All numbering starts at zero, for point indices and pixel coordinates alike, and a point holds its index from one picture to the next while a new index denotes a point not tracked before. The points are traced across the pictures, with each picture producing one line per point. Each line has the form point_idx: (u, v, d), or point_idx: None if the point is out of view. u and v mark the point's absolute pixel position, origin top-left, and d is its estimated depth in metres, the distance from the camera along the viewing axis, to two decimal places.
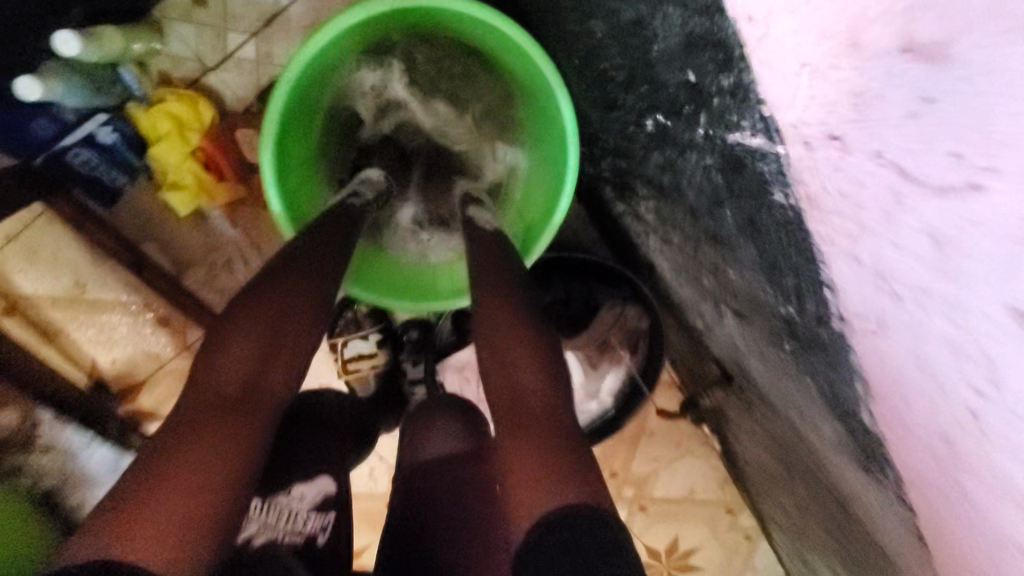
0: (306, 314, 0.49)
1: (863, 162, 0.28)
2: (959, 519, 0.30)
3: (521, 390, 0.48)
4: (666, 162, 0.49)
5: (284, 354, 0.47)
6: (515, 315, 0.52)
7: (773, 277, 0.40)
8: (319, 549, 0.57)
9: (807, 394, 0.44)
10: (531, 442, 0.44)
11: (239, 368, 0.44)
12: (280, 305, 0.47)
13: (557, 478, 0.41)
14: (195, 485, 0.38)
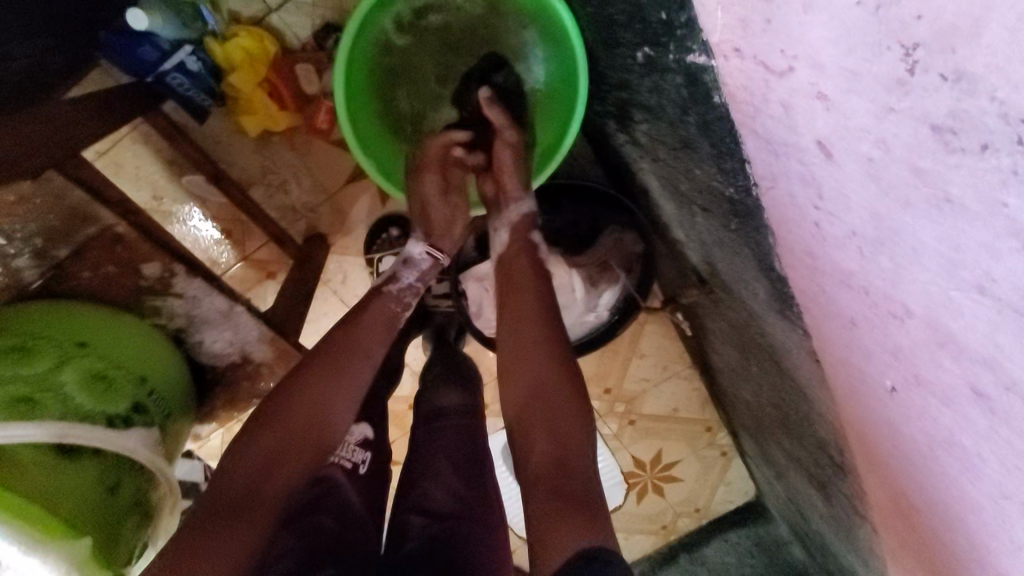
0: (343, 394, 0.54)
1: (742, 61, 0.32)
2: (851, 353, 0.40)
3: (554, 403, 0.54)
4: (652, 86, 0.49)
5: (319, 433, 0.52)
6: (544, 326, 0.58)
7: (719, 163, 0.44)
8: (359, 477, 0.66)
9: (746, 260, 0.52)
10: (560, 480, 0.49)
11: (279, 462, 0.49)
12: (322, 392, 0.53)
13: (575, 520, 0.46)
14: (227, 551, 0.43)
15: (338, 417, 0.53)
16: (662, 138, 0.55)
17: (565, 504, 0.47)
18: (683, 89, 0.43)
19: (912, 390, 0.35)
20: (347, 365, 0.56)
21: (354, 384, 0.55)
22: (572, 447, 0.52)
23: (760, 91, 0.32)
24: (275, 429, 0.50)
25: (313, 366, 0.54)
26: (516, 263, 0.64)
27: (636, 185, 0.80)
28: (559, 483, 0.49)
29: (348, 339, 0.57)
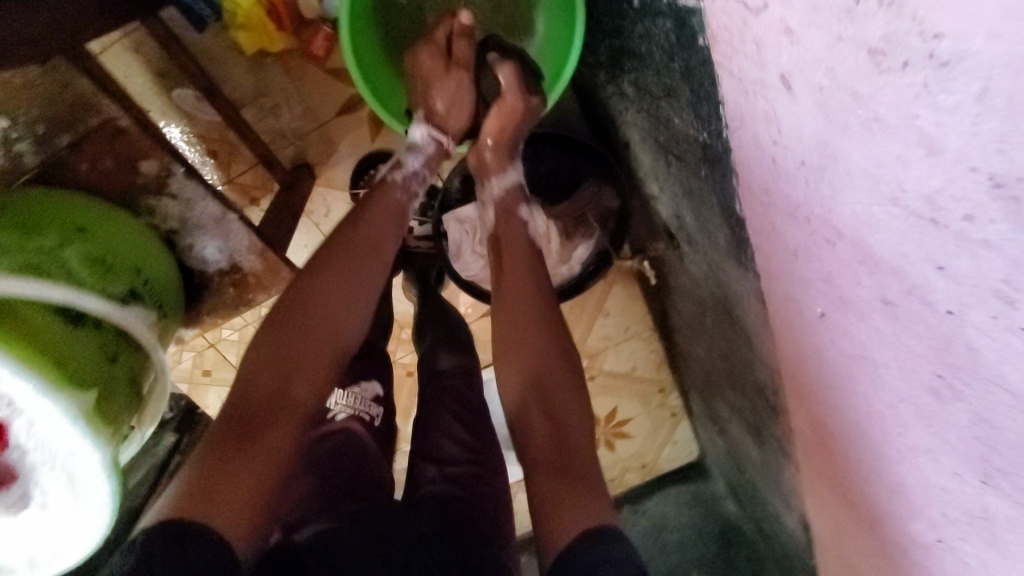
0: (349, 302, 0.56)
1: (726, 3, 0.36)
2: (791, 285, 0.46)
3: (550, 390, 0.59)
4: (644, 33, 0.54)
5: (328, 339, 0.54)
6: (542, 318, 0.62)
7: (696, 109, 0.49)
8: (375, 429, 0.73)
9: (711, 207, 0.58)
10: (558, 464, 0.54)
11: (296, 372, 0.51)
12: (329, 304, 0.55)
13: (577, 503, 0.50)
14: (260, 459, 0.46)
15: (345, 325, 0.55)
16: (647, 88, 0.60)
17: (568, 480, 0.52)
18: (672, 33, 0.47)
19: (837, 312, 0.41)
20: (356, 285, 0.57)
21: (359, 292, 0.57)
22: (568, 431, 0.56)
23: (740, 29, 0.36)
24: (291, 346, 0.52)
25: (319, 284, 0.55)
26: (513, 255, 0.67)
27: (620, 142, 0.84)
28: (560, 465, 0.54)
29: (352, 255, 0.58)
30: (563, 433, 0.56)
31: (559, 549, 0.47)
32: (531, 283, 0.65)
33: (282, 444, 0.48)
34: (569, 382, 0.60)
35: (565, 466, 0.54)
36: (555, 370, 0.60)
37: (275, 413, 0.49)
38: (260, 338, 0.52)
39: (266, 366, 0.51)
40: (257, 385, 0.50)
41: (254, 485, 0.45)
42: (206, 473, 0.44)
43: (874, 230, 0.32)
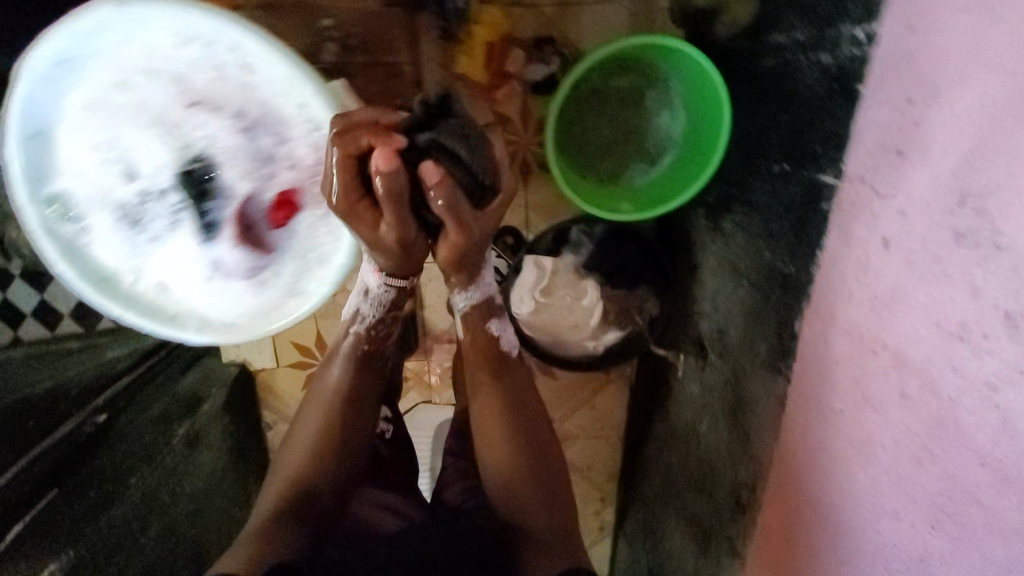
0: (339, 430, 0.89)
1: (861, 187, 0.58)
2: (820, 385, 0.64)
3: (527, 470, 0.89)
4: (771, 191, 0.77)
5: (323, 458, 0.87)
6: (525, 416, 0.92)
7: (793, 250, 0.71)
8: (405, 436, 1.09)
9: (764, 326, 0.77)
10: (536, 526, 0.85)
11: (304, 482, 0.86)
12: (323, 435, 0.88)
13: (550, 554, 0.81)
14: (281, 536, 0.80)
15: (334, 450, 0.88)
16: (750, 230, 0.82)
17: (538, 542, 0.83)
18: (800, 195, 0.70)
19: (855, 407, 0.58)
20: (343, 419, 0.90)
21: (345, 420, 0.90)
22: (541, 505, 0.87)
23: (864, 205, 0.58)
24: (300, 462, 0.87)
25: (319, 424, 0.89)
26: (517, 369, 0.97)
27: (688, 266, 1.06)
28: (537, 527, 0.85)
29: (343, 399, 0.90)
30: (530, 507, 0.87)
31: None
32: (509, 396, 0.93)
33: (294, 530, 0.81)
34: (540, 468, 0.90)
35: (544, 537, 0.84)
36: (523, 465, 0.89)
37: (298, 498, 0.84)
38: (288, 456, 0.88)
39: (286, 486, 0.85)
40: (274, 491, 0.85)
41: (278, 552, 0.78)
42: (249, 540, 0.79)
43: (914, 346, 0.50)
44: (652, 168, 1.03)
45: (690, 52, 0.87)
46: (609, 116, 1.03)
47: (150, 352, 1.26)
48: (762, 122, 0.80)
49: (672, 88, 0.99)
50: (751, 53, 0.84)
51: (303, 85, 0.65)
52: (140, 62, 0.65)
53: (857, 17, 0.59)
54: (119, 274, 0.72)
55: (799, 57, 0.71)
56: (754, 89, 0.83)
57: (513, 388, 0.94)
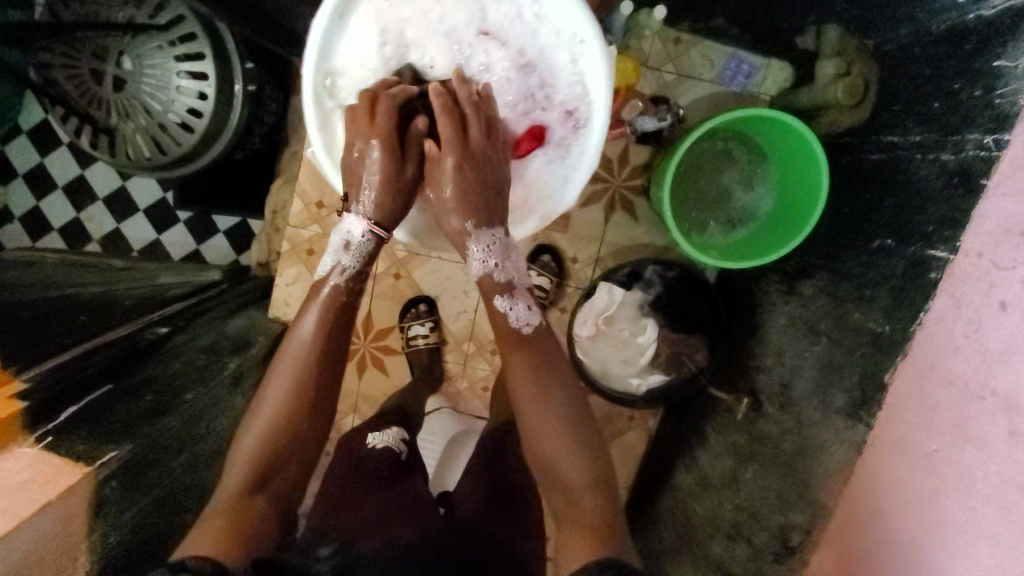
0: (302, 394, 0.78)
1: (978, 261, 0.68)
2: (910, 428, 0.71)
3: (555, 444, 0.80)
4: (867, 262, 0.88)
5: (283, 428, 0.78)
6: (558, 380, 0.82)
7: (889, 312, 0.80)
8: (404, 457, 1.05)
9: (844, 380, 0.85)
10: (578, 520, 0.77)
11: (259, 453, 0.76)
12: (283, 401, 0.78)
13: (590, 548, 0.73)
14: (235, 516, 0.73)
15: (293, 417, 0.78)
16: (838, 293, 0.92)
17: (578, 534, 0.76)
18: (903, 266, 0.80)
19: (952, 447, 0.65)
20: (310, 383, 0.79)
21: (312, 381, 0.79)
22: (576, 491, 0.79)
23: (980, 274, 0.68)
24: (259, 441, 0.77)
25: (279, 389, 0.79)
26: (546, 336, 0.85)
27: (749, 325, 1.15)
28: (575, 516, 0.78)
29: (311, 360, 0.79)
30: (568, 489, 0.79)
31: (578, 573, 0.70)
32: (533, 358, 0.83)
33: (250, 509, 0.74)
34: (570, 442, 0.80)
35: (582, 528, 0.76)
36: (548, 437, 0.80)
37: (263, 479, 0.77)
38: (245, 427, 0.79)
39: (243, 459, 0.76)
40: (240, 473, 0.76)
41: (234, 531, 0.71)
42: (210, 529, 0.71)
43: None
44: (729, 229, 1.16)
45: (802, 137, 0.99)
46: (706, 176, 1.15)
47: (200, 290, 1.24)
48: (864, 205, 0.92)
49: (765, 168, 1.12)
50: (856, 149, 0.98)
51: (581, 40, 0.75)
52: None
53: (985, 128, 0.73)
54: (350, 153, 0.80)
55: (915, 155, 0.84)
56: (857, 178, 0.96)
57: (539, 353, 0.83)
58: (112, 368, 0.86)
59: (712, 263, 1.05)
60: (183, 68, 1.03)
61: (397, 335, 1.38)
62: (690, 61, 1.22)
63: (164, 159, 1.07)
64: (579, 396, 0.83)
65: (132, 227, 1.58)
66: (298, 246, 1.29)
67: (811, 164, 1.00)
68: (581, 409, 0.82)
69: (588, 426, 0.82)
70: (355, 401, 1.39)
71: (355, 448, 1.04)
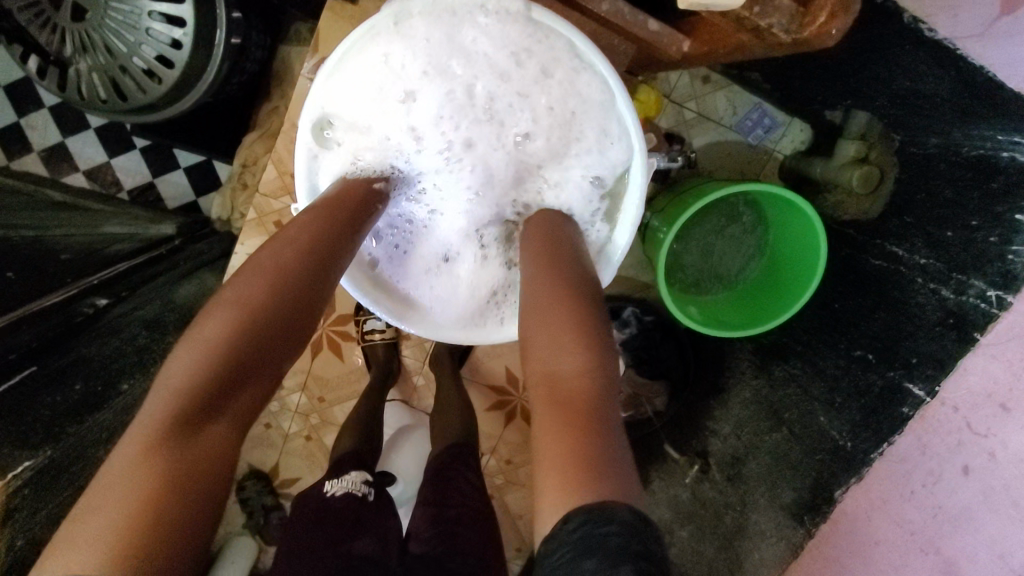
0: (248, 312, 0.54)
1: (945, 409, 0.71)
2: (851, 547, 0.78)
3: (547, 322, 0.62)
4: (843, 369, 0.89)
5: (218, 360, 0.52)
6: (563, 259, 0.69)
7: (853, 429, 0.82)
8: (371, 503, 0.86)
9: (796, 479, 0.87)
10: (557, 426, 0.55)
11: (174, 393, 0.50)
12: (220, 322, 0.53)
13: (577, 473, 0.51)
14: (123, 495, 0.45)
15: (233, 342, 0.52)
16: (808, 389, 0.92)
17: (552, 439, 0.54)
18: (877, 387, 0.82)
19: None
20: (267, 302, 0.55)
21: (266, 299, 0.55)
22: (562, 375, 0.58)
23: (950, 427, 0.70)
24: (185, 376, 0.51)
25: (215, 308, 0.55)
26: (556, 226, 0.75)
27: (713, 384, 1.15)
28: (560, 405, 0.56)
29: (274, 273, 0.57)
30: (553, 371, 0.59)
31: (562, 519, 0.49)
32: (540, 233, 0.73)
33: (148, 484, 0.46)
34: (569, 319, 0.62)
35: (573, 440, 0.53)
36: (530, 310, 0.65)
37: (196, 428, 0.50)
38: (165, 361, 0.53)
39: (153, 408, 0.50)
40: (144, 422, 0.49)
41: (117, 521, 0.44)
42: (103, 512, 0.45)
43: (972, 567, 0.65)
44: (711, 288, 1.14)
45: (809, 222, 0.97)
46: (705, 231, 1.13)
47: (151, 247, 1.12)
48: (855, 308, 0.92)
49: (763, 240, 1.10)
50: (857, 248, 0.97)
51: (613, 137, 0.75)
52: (471, 50, 0.73)
53: (991, 280, 0.72)
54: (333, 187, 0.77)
55: (915, 278, 0.83)
56: (853, 278, 0.95)
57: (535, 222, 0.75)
58: (41, 347, 0.80)
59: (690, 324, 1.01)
60: (157, 9, 0.88)
61: (354, 324, 1.32)
62: (714, 103, 1.16)
63: (123, 106, 0.94)
64: (578, 277, 0.67)
65: (80, 146, 1.42)
66: (266, 216, 1.17)
67: (810, 255, 0.99)
68: (586, 283, 0.67)
69: (595, 303, 0.65)
70: (304, 379, 1.34)
71: (309, 496, 0.85)
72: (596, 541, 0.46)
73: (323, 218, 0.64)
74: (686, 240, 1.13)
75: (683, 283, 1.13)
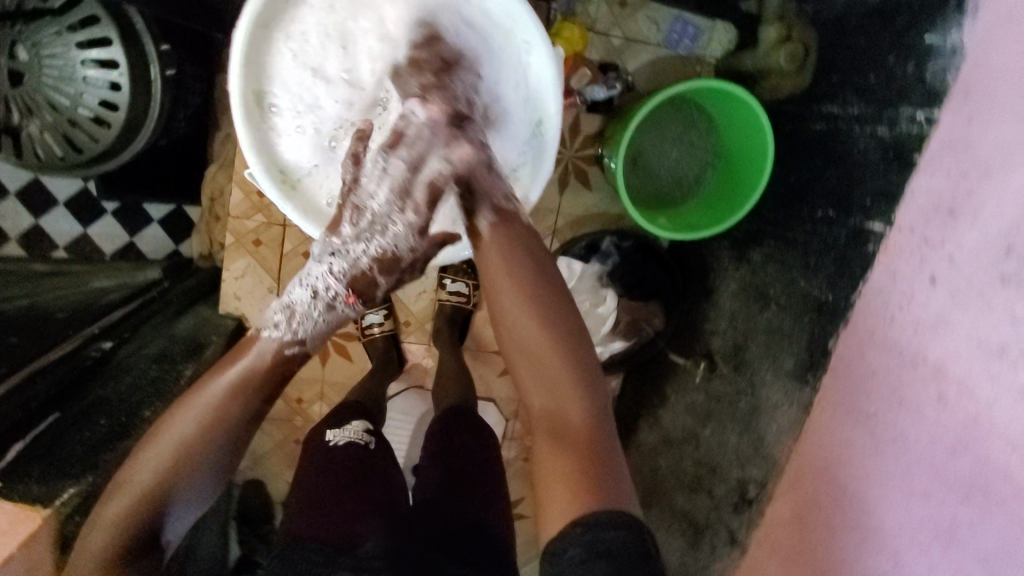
0: (158, 476, 0.64)
1: (905, 233, 0.73)
2: (851, 393, 0.78)
3: (533, 346, 0.70)
4: (811, 231, 0.92)
5: (134, 514, 0.64)
6: (537, 270, 0.72)
7: (830, 281, 0.86)
8: (374, 449, 0.94)
9: (793, 345, 0.91)
10: (560, 449, 0.66)
11: (103, 534, 0.64)
12: (138, 482, 0.64)
13: (584, 490, 0.62)
14: None
15: (145, 502, 0.64)
16: (785, 261, 0.97)
17: (557, 460, 0.65)
18: (844, 236, 0.85)
19: (889, 409, 0.71)
20: (177, 467, 0.65)
21: (172, 464, 0.65)
22: (558, 403, 0.69)
23: (912, 249, 0.72)
24: (112, 524, 0.64)
25: (137, 461, 0.65)
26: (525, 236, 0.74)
27: (703, 290, 1.19)
28: (558, 432, 0.68)
29: (183, 441, 0.65)
30: (550, 396, 0.69)
31: (575, 524, 0.60)
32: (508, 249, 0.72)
33: None
34: (555, 346, 0.70)
35: (576, 462, 0.65)
36: (519, 321, 0.70)
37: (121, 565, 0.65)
38: (103, 495, 0.67)
39: (90, 543, 0.65)
40: (87, 550, 0.65)
41: None
42: None
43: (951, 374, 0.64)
44: (675, 200, 1.18)
45: (748, 107, 1.01)
46: (659, 146, 1.16)
47: (141, 292, 1.16)
48: (810, 176, 0.95)
49: (713, 141, 1.14)
50: (798, 118, 1.01)
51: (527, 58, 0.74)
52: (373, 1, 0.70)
53: (917, 105, 0.75)
54: (299, 172, 0.74)
55: (853, 128, 0.87)
56: (801, 148, 0.99)
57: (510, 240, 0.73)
58: (57, 394, 0.85)
59: (660, 232, 1.05)
60: (87, 56, 0.92)
61: (354, 323, 1.35)
62: (636, 24, 1.19)
63: (79, 159, 0.97)
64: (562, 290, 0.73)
65: (52, 223, 1.46)
66: (243, 237, 1.21)
67: (757, 138, 1.02)
68: (564, 302, 0.72)
69: (573, 323, 0.72)
70: (320, 388, 1.38)
71: (315, 453, 0.92)
72: (601, 542, 0.59)
73: (232, 374, 0.67)
74: (643, 159, 1.16)
75: (647, 200, 1.17)
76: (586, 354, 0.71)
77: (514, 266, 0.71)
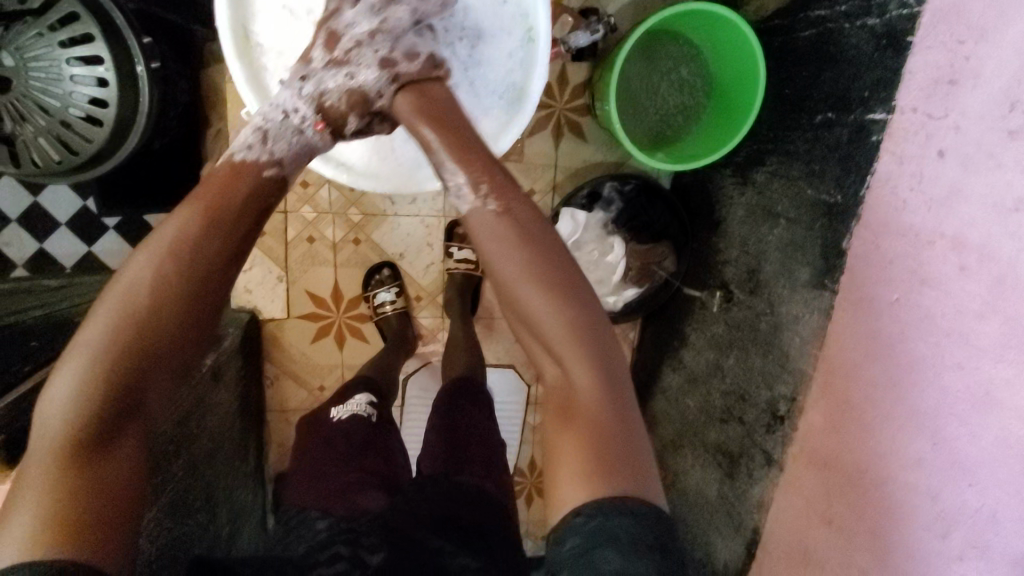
0: (125, 320, 0.57)
1: (907, 114, 0.72)
2: (871, 285, 0.77)
3: (538, 320, 0.66)
4: (812, 138, 0.91)
5: (101, 366, 0.56)
6: (540, 243, 0.67)
7: (837, 182, 0.84)
8: (373, 422, 0.99)
9: (807, 255, 0.90)
10: (570, 430, 0.64)
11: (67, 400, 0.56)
12: (100, 332, 0.56)
13: (595, 477, 0.61)
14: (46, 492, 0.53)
15: (112, 348, 0.56)
16: (790, 174, 0.96)
17: (565, 440, 0.64)
18: (846, 134, 0.83)
19: (912, 291, 0.70)
20: (149, 308, 0.58)
21: (138, 305, 0.57)
22: (566, 378, 0.66)
23: (917, 128, 0.71)
24: (74, 381, 0.55)
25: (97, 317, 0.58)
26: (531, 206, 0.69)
27: (712, 224, 1.17)
28: (566, 410, 0.66)
29: (153, 280, 0.58)
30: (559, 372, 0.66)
31: (581, 511, 0.60)
32: (504, 224, 0.67)
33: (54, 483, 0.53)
34: (559, 315, 0.65)
35: (587, 445, 0.63)
36: (523, 297, 0.66)
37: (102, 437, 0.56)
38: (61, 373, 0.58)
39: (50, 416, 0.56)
40: (50, 424, 0.55)
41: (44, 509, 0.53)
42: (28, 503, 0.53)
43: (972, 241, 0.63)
44: (670, 138, 1.17)
45: (737, 28, 0.99)
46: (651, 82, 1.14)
47: None
48: (805, 84, 0.93)
49: (703, 74, 1.13)
50: (786, 31, 1.00)
51: None
52: None
53: None
54: None
55: (844, 26, 0.85)
56: (792, 59, 0.97)
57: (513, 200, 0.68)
58: None
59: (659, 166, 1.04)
60: (72, 55, 0.93)
61: (366, 304, 1.35)
62: None
63: (77, 160, 0.98)
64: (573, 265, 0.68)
65: (58, 244, 1.47)
66: None
67: (749, 60, 1.01)
68: (576, 276, 0.67)
69: (585, 293, 0.67)
70: (341, 372, 1.38)
71: (322, 428, 0.98)
72: (608, 530, 0.58)
73: (163, 245, 0.60)
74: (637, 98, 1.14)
75: (642, 140, 1.16)
76: (598, 325, 0.67)
77: (519, 251, 0.66)
